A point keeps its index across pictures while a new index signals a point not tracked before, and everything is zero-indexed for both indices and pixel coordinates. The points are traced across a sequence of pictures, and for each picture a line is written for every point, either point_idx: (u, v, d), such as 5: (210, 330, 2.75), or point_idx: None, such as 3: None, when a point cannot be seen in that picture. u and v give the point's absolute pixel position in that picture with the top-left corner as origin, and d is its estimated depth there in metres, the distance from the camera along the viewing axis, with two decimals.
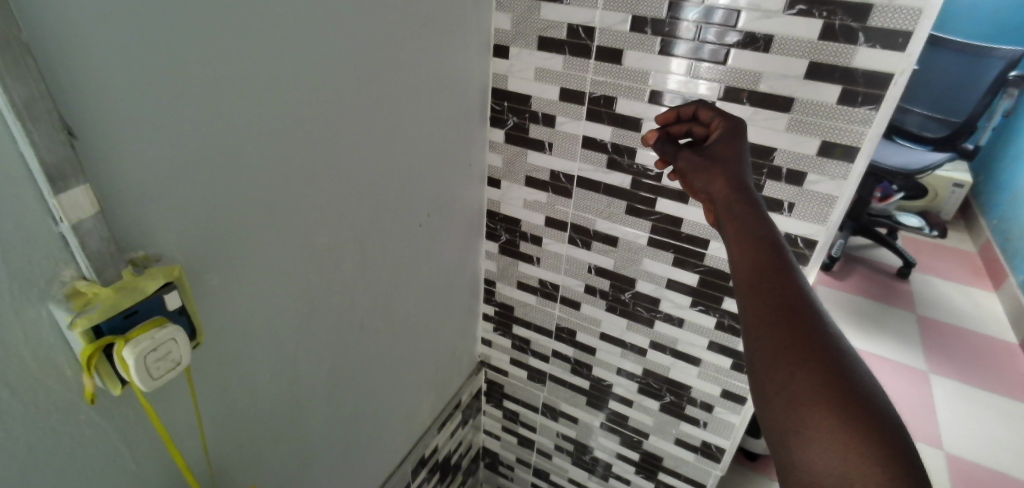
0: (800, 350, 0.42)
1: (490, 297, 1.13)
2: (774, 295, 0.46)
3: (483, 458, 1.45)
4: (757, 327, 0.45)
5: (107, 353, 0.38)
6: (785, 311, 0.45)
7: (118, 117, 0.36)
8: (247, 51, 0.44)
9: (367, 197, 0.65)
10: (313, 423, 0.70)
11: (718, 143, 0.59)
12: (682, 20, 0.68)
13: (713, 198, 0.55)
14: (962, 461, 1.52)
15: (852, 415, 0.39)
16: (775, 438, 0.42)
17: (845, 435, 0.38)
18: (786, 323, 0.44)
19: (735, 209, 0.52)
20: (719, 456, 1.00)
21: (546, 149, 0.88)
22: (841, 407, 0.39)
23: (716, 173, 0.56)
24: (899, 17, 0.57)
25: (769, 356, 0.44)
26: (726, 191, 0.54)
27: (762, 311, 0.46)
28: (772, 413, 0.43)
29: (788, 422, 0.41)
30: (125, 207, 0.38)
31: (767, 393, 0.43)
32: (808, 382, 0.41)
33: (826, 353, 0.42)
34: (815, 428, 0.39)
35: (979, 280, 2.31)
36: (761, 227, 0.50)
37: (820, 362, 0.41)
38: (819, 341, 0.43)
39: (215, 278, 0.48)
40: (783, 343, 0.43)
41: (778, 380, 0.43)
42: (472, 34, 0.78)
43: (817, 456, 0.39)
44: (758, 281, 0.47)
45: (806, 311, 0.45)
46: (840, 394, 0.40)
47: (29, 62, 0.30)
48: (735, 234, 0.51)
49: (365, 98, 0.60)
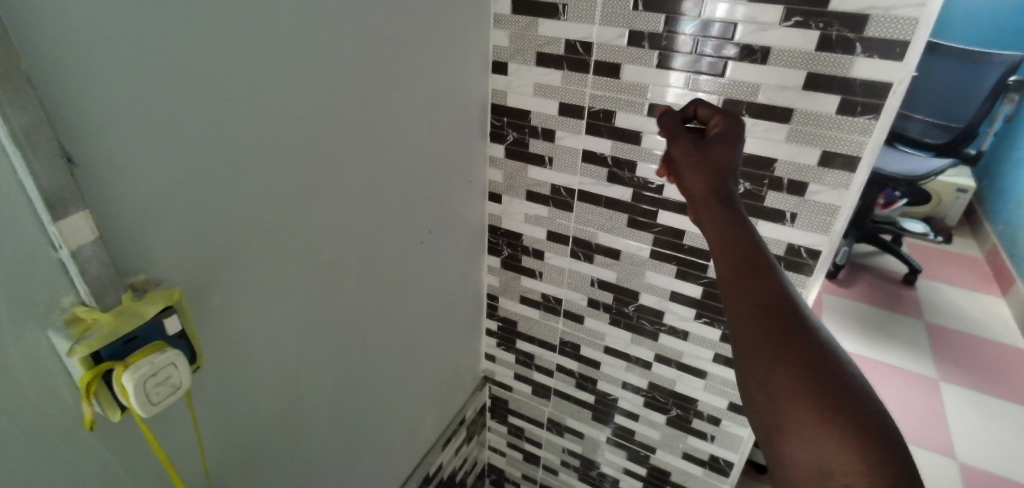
0: (778, 345, 0.43)
1: (493, 312, 1.12)
2: (750, 292, 0.46)
3: (488, 474, 1.43)
4: (736, 325, 0.46)
5: (107, 380, 0.38)
6: (762, 307, 0.45)
7: (116, 141, 0.36)
8: (247, 74, 0.44)
9: (367, 214, 0.65)
10: (315, 444, 0.69)
11: (715, 142, 0.57)
12: (679, 34, 0.69)
13: (692, 195, 0.55)
14: (977, 471, 1.49)
15: (831, 407, 0.39)
16: (761, 435, 0.43)
17: (826, 428, 0.38)
18: (763, 319, 0.44)
19: (711, 211, 0.52)
20: (728, 470, 0.98)
21: (546, 164, 0.88)
22: (821, 400, 0.39)
23: (705, 170, 0.55)
24: (897, 26, 0.57)
25: (749, 352, 0.44)
26: (709, 192, 0.53)
27: (740, 307, 0.46)
28: (755, 410, 0.43)
29: (770, 417, 0.41)
30: (125, 232, 0.38)
31: (748, 389, 0.44)
32: (787, 378, 0.41)
33: (805, 348, 0.42)
34: (796, 422, 0.40)
35: (987, 285, 2.29)
36: (740, 225, 0.50)
37: (799, 357, 0.42)
38: (798, 335, 0.43)
39: (215, 300, 0.47)
40: (762, 339, 0.43)
41: (757, 377, 0.43)
42: (471, 51, 0.79)
43: (800, 451, 0.39)
44: (735, 280, 0.47)
45: (783, 309, 0.44)
46: (819, 387, 0.40)
47: (29, 91, 0.31)
48: (713, 234, 0.51)
49: (364, 116, 0.60)
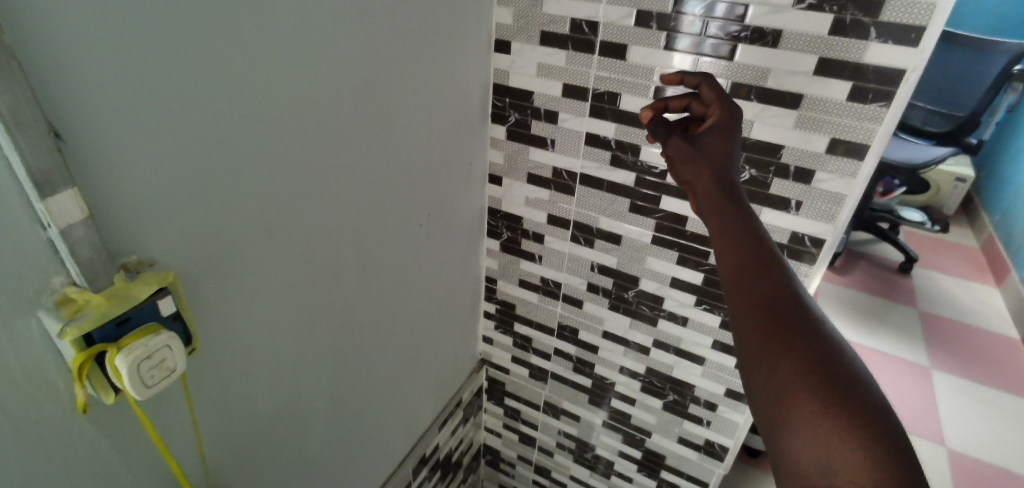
0: (781, 340, 0.42)
1: (491, 295, 1.12)
2: (755, 288, 0.45)
3: (484, 455, 1.45)
4: (740, 321, 0.45)
5: (99, 362, 0.37)
6: (766, 302, 0.44)
7: (105, 117, 0.35)
8: (242, 49, 0.43)
9: (366, 196, 0.64)
10: (313, 425, 0.69)
11: (710, 133, 0.56)
12: (686, 14, 0.67)
13: (696, 189, 0.54)
14: (964, 458, 1.51)
15: (835, 403, 0.38)
16: (766, 431, 0.42)
17: (829, 424, 0.38)
18: (768, 314, 0.44)
19: (716, 205, 0.51)
20: (723, 455, 0.99)
21: (548, 147, 0.86)
22: (825, 395, 0.39)
23: (709, 164, 0.54)
24: (913, 11, 0.56)
25: (753, 347, 0.43)
26: (711, 185, 0.52)
27: (742, 302, 0.45)
28: (760, 405, 0.43)
29: (774, 413, 0.41)
30: (117, 212, 0.37)
31: (753, 385, 0.43)
32: (791, 373, 0.41)
33: (810, 343, 0.42)
34: (800, 418, 0.39)
35: (982, 275, 2.30)
36: (741, 219, 0.50)
37: (804, 352, 0.41)
38: (803, 330, 0.42)
39: (211, 282, 0.46)
40: (766, 333, 0.43)
41: (762, 372, 0.42)
42: (473, 28, 0.77)
43: (802, 447, 0.39)
44: (738, 276, 0.47)
45: (787, 303, 0.44)
46: (824, 382, 0.39)
47: (13, 64, 0.29)
48: (716, 228, 0.50)
49: (363, 95, 0.58)
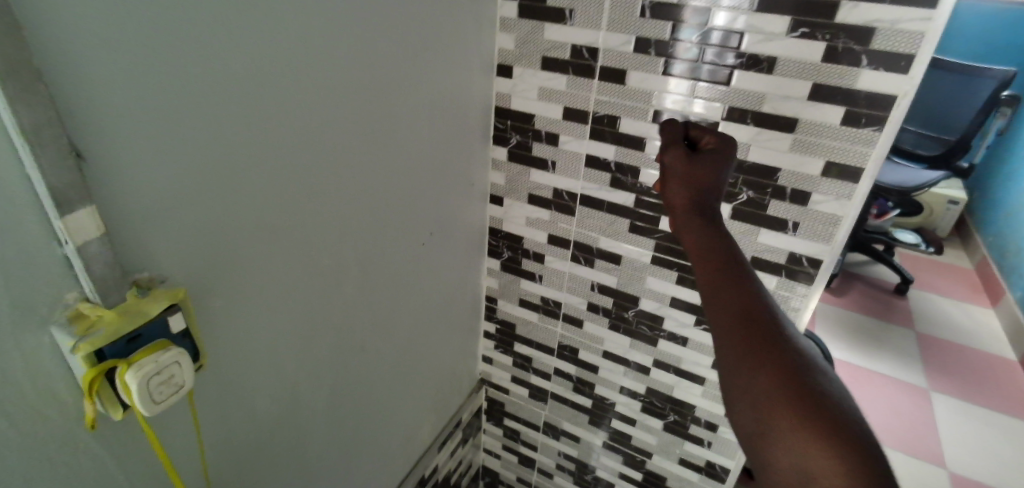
0: (758, 353, 0.43)
1: (492, 315, 1.12)
2: (731, 302, 0.46)
3: (483, 477, 1.43)
4: (718, 333, 0.46)
5: (109, 378, 0.37)
6: (742, 315, 0.45)
7: (125, 142, 0.36)
8: (254, 69, 0.44)
9: (369, 214, 0.65)
10: (314, 444, 0.68)
11: (695, 159, 0.57)
12: (681, 41, 0.69)
13: (675, 209, 0.55)
14: (966, 481, 1.49)
15: (811, 414, 0.39)
16: (746, 442, 0.43)
17: (806, 433, 0.39)
18: (745, 329, 0.44)
19: (693, 222, 0.52)
20: (724, 477, 0.98)
21: (549, 168, 0.88)
22: (798, 405, 0.40)
23: (688, 186, 0.55)
24: (903, 39, 0.58)
25: (731, 360, 0.44)
26: (690, 205, 0.53)
27: (721, 316, 0.46)
28: (739, 416, 0.43)
29: (754, 423, 0.42)
30: (132, 232, 0.38)
31: (732, 396, 0.44)
32: (768, 385, 0.42)
33: (785, 354, 0.43)
34: (779, 428, 0.40)
35: (977, 296, 2.32)
36: (718, 236, 0.50)
37: (778, 364, 0.42)
38: (778, 344, 0.43)
39: (216, 300, 0.47)
40: (742, 347, 0.44)
41: (741, 384, 0.43)
42: (476, 52, 0.79)
43: (782, 457, 0.39)
44: (715, 290, 0.48)
45: (761, 316, 0.45)
46: (798, 394, 0.40)
47: (40, 87, 0.30)
48: (693, 243, 0.51)
49: (367, 116, 0.60)
